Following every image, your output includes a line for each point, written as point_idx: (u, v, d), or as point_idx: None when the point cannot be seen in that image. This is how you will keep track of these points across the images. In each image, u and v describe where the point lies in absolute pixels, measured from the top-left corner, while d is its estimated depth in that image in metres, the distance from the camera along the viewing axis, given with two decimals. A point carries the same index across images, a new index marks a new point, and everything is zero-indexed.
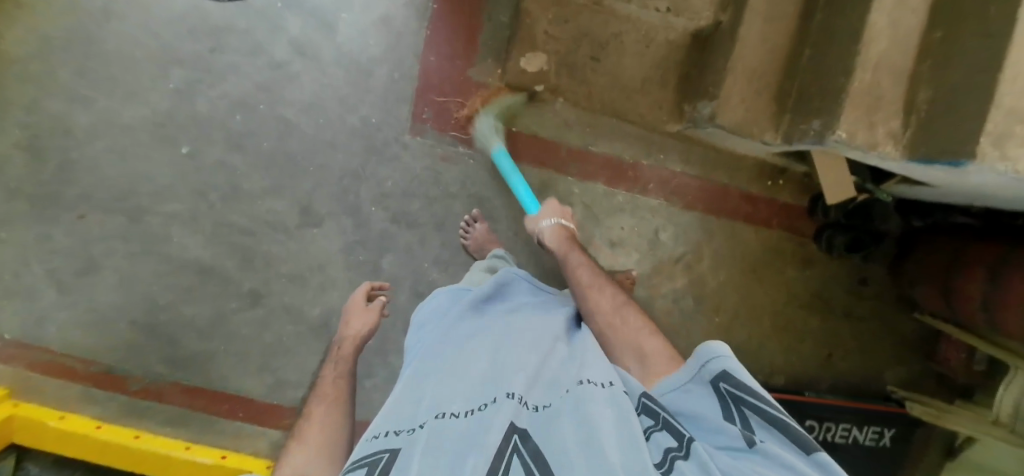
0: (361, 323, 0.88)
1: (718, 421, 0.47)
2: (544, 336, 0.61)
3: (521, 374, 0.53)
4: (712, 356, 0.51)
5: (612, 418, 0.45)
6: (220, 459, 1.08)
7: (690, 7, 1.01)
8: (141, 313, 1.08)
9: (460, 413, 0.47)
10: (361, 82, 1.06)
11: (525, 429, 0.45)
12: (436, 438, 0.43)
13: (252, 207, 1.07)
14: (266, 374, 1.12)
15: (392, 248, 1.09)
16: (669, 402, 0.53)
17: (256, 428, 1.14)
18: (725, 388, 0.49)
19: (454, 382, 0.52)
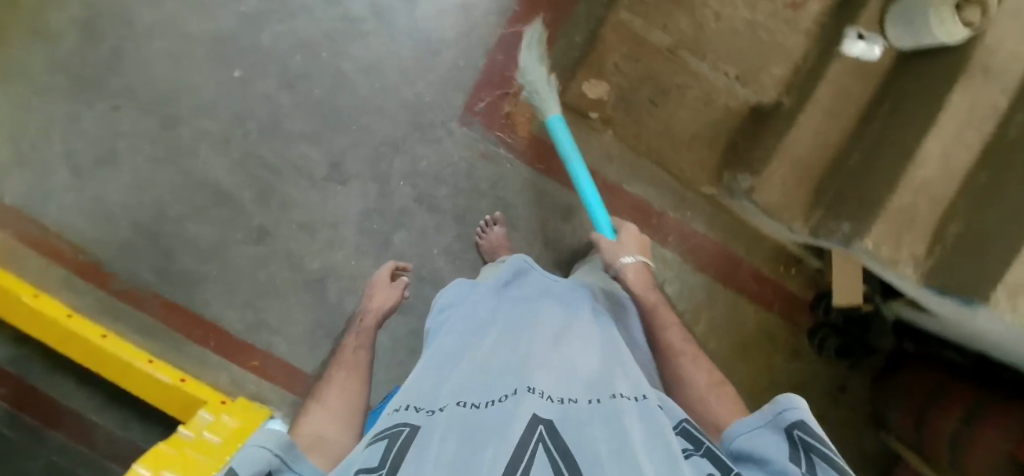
0: (383, 298, 0.94)
1: (782, 465, 0.42)
2: (573, 341, 0.62)
3: (547, 371, 0.53)
4: (787, 406, 0.46)
5: (644, 428, 0.43)
6: (178, 381, 1.06)
7: (759, 81, 1.03)
8: (146, 218, 1.08)
9: (481, 403, 0.48)
10: (425, 60, 1.06)
11: (551, 421, 0.43)
12: (454, 421, 0.44)
13: (285, 148, 1.07)
14: (248, 312, 1.12)
15: (407, 226, 1.09)
16: (737, 444, 0.48)
17: (224, 361, 1.13)
18: (800, 437, 0.44)
19: (479, 372, 0.55)
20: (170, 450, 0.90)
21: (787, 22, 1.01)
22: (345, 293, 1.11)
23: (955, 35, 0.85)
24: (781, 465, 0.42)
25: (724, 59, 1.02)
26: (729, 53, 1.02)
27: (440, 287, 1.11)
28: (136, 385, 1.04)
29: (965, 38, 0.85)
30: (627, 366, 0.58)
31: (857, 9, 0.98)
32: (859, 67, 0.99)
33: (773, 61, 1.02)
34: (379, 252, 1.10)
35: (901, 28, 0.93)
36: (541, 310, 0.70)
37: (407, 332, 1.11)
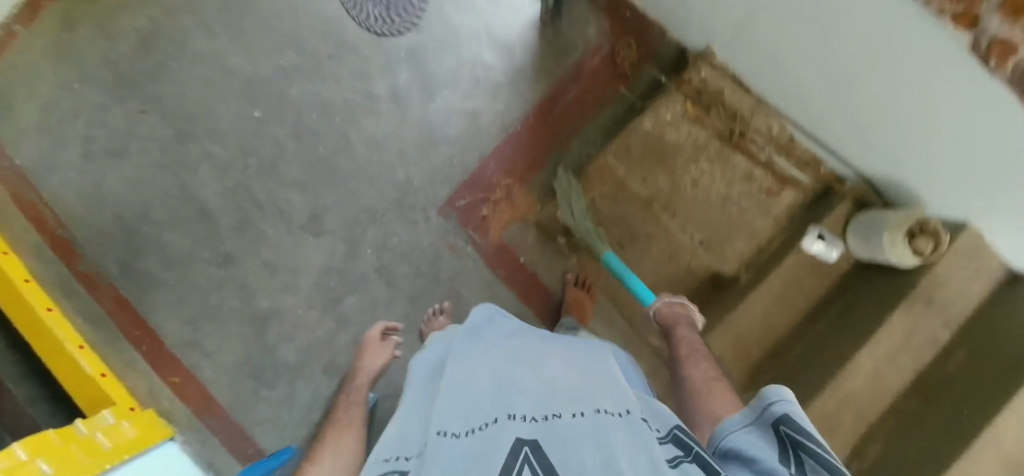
0: (372, 359, 0.97)
1: (771, 457, 0.46)
2: (552, 361, 0.59)
3: (528, 392, 0.51)
4: (777, 402, 0.50)
5: (631, 446, 0.42)
6: (100, 375, 1.05)
7: (722, 251, 1.08)
8: (130, 213, 1.13)
9: (459, 433, 0.45)
10: (426, 148, 1.15)
11: (535, 443, 0.42)
12: (434, 457, 0.42)
13: (276, 189, 1.14)
14: (189, 327, 1.13)
15: (361, 291, 1.13)
16: (730, 439, 0.51)
17: (149, 370, 1.13)
18: (785, 431, 0.48)
19: (453, 398, 0.52)
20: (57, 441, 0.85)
21: (759, 205, 1.08)
22: (282, 339, 1.13)
23: (907, 260, 0.90)
24: (771, 459, 0.45)
25: (692, 223, 1.09)
26: (700, 219, 1.09)
27: None
28: (58, 365, 1.04)
29: (917, 264, 0.91)
30: (610, 380, 0.56)
31: (822, 214, 1.03)
32: (816, 265, 1.03)
33: (738, 237, 1.08)
34: (327, 308, 1.13)
35: (858, 239, 0.98)
36: (517, 337, 0.67)
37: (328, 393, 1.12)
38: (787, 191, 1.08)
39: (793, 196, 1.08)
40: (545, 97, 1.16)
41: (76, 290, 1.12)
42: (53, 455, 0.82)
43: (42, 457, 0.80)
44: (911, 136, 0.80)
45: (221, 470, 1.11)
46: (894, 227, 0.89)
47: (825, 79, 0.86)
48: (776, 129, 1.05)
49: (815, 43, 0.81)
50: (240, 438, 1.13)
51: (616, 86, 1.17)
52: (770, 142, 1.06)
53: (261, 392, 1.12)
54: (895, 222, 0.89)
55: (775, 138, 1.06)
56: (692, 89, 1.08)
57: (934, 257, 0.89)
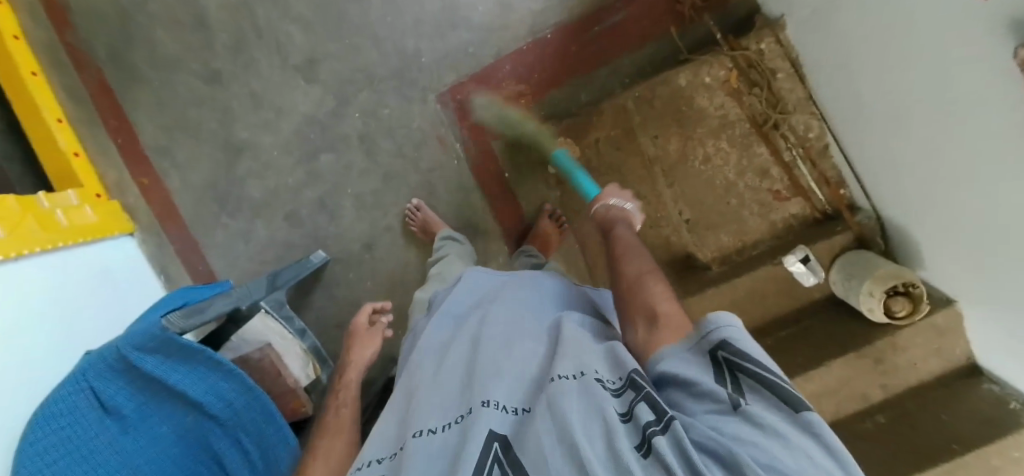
0: (363, 350, 0.98)
1: (705, 384, 0.44)
2: (525, 335, 0.64)
3: (499, 376, 0.56)
4: (715, 325, 0.47)
5: (582, 409, 0.45)
6: (70, 155, 1.09)
7: (704, 237, 1.03)
8: (129, 0, 1.09)
9: (437, 429, 0.52)
10: (443, 27, 1.05)
11: (506, 437, 0.47)
12: (415, 458, 0.48)
13: (279, 19, 1.06)
14: (165, 134, 1.13)
15: (338, 154, 1.10)
16: (662, 365, 0.49)
17: (119, 161, 1.14)
18: (723, 355, 0.45)
19: (433, 396, 0.58)
20: (14, 208, 0.88)
21: (761, 204, 1.00)
22: (252, 174, 1.12)
23: (876, 314, 0.87)
24: (707, 382, 0.44)
25: (686, 199, 1.02)
26: (695, 197, 1.02)
27: (334, 221, 1.13)
28: (34, 133, 1.07)
29: (879, 321, 0.88)
30: (571, 336, 0.59)
31: (820, 237, 0.96)
32: (790, 284, 0.98)
33: (726, 229, 1.02)
34: (302, 158, 1.11)
35: (841, 275, 0.93)
36: (496, 309, 0.72)
37: (284, 239, 1.14)
38: (796, 200, 1.00)
39: (800, 207, 1.00)
40: (587, 11, 1.03)
41: (66, 59, 1.11)
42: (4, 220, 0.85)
43: None
44: (935, 185, 0.76)
45: (172, 274, 1.17)
46: (881, 277, 0.85)
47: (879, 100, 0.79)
48: (813, 133, 0.97)
49: (883, 61, 0.74)
50: (192, 252, 1.17)
51: (668, 24, 1.02)
52: (799, 144, 0.98)
53: (221, 218, 1.14)
54: (885, 273, 0.84)
55: (806, 142, 0.98)
56: (744, 57, 0.96)
57: (903, 322, 0.86)
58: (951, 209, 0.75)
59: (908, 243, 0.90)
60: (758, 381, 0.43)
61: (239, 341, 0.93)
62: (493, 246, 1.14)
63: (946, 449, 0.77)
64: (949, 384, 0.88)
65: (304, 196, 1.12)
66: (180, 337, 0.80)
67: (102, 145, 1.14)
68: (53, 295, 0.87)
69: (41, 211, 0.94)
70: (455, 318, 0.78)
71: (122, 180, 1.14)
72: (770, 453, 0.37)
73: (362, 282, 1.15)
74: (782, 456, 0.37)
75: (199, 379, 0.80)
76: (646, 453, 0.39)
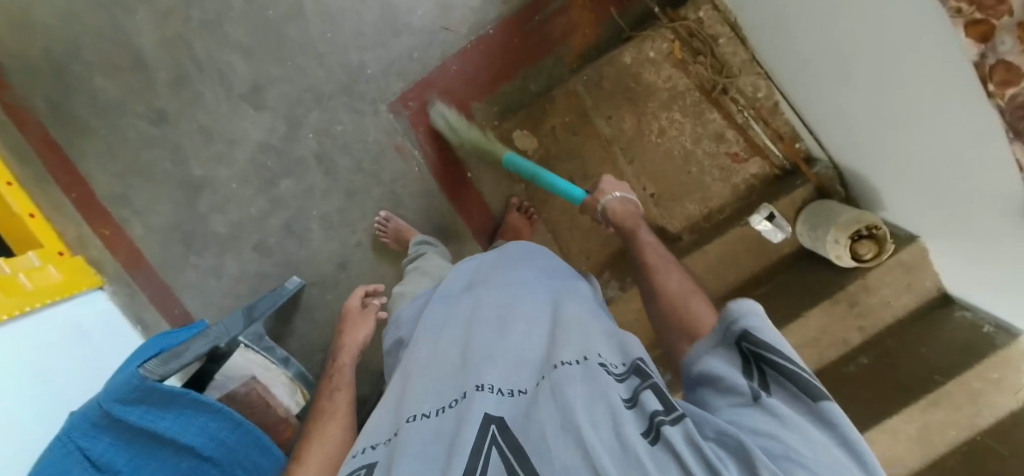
0: (358, 334, 0.98)
1: (730, 380, 0.47)
2: (519, 317, 0.65)
3: (495, 361, 0.57)
4: (740, 316, 0.50)
5: (584, 396, 0.47)
6: (26, 215, 1.07)
7: (671, 209, 1.03)
8: (61, 50, 1.06)
9: (431, 413, 0.53)
10: (384, 36, 1.04)
11: (502, 420, 0.48)
12: (410, 440, 0.49)
13: (217, 50, 1.05)
14: (120, 182, 1.11)
15: (298, 177, 1.10)
16: (698, 365, 0.52)
17: (77, 215, 1.12)
18: (748, 347, 0.48)
19: (427, 379, 0.59)
20: None
21: (722, 169, 1.01)
22: (214, 210, 1.11)
23: (844, 261, 0.88)
24: (733, 378, 0.47)
25: (649, 174, 1.02)
26: (656, 171, 1.02)
27: (305, 244, 1.12)
28: None
29: (847, 267, 0.90)
30: (571, 323, 0.62)
31: (781, 192, 0.98)
32: (760, 243, 1.00)
33: (691, 197, 1.02)
34: (263, 186, 1.10)
35: (806, 227, 0.94)
36: (488, 292, 0.73)
37: (256, 271, 1.13)
38: (754, 160, 1.01)
39: (759, 167, 1.01)
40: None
41: (6, 120, 1.09)
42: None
43: None
44: (885, 137, 0.79)
45: (149, 322, 1.16)
46: (843, 224, 0.87)
47: (820, 64, 0.82)
48: (761, 93, 0.99)
49: (820, 26, 0.77)
50: (166, 297, 1.15)
51: (608, 3, 1.02)
52: (749, 105, 1.00)
53: (189, 258, 1.13)
54: (847, 219, 0.86)
55: (756, 103, 1.00)
56: (685, 27, 0.96)
57: (871, 264, 0.88)
58: (897, 160, 0.79)
59: (865, 187, 0.92)
60: (781, 372, 0.45)
61: (223, 379, 0.92)
62: (467, 248, 1.14)
63: (929, 380, 0.80)
64: (923, 317, 0.91)
65: (270, 224, 1.11)
66: (161, 384, 0.81)
67: (56, 201, 1.11)
68: (29, 362, 0.85)
69: (8, 276, 0.93)
70: (448, 298, 0.78)
71: (82, 234, 1.12)
72: (782, 441, 0.39)
73: (341, 303, 1.14)
74: (800, 446, 0.39)
75: (185, 424, 0.80)
76: (654, 439, 0.41)
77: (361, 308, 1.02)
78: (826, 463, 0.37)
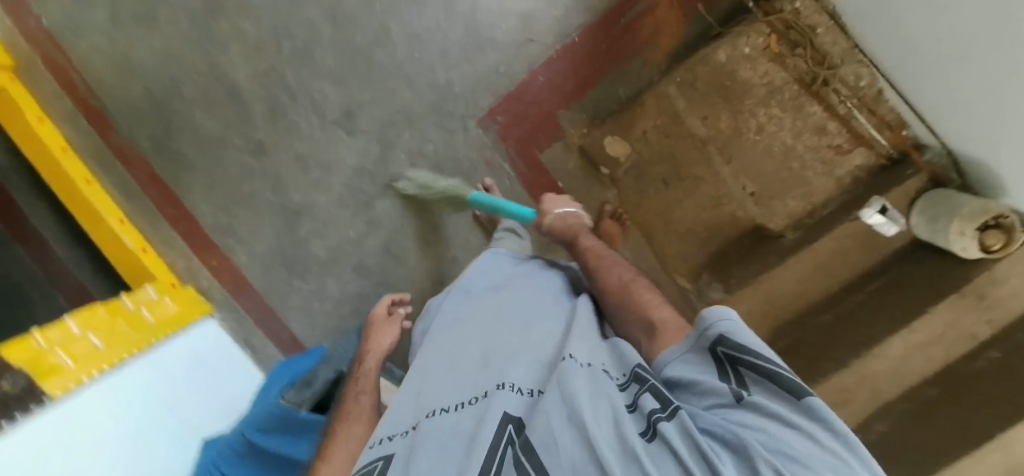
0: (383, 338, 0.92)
1: (707, 382, 0.48)
2: (536, 318, 0.67)
3: (511, 358, 0.59)
4: (712, 322, 0.51)
5: (590, 392, 0.49)
6: (139, 249, 1.13)
7: (771, 207, 1.02)
8: (161, 90, 1.10)
9: (450, 408, 0.56)
10: (469, 54, 1.04)
11: (520, 418, 0.50)
12: (426, 436, 0.52)
13: (309, 78, 1.07)
14: (223, 212, 1.15)
15: (393, 197, 1.12)
16: (671, 368, 0.53)
17: (185, 247, 1.17)
18: (723, 352, 0.49)
19: (446, 377, 0.62)
20: (103, 315, 0.93)
21: (824, 162, 0.99)
22: (313, 235, 1.14)
23: (970, 252, 0.85)
24: (708, 379, 0.48)
25: (747, 173, 1.01)
26: (755, 169, 1.01)
27: (401, 261, 1.16)
28: (101, 237, 1.11)
29: (974, 257, 0.86)
30: (581, 324, 0.64)
31: (890, 185, 0.95)
32: (869, 237, 0.97)
33: (793, 193, 1.01)
34: (359, 208, 1.13)
35: (923, 218, 0.92)
36: (507, 293, 0.75)
37: (356, 289, 1.17)
38: (858, 151, 0.99)
39: (864, 157, 0.99)
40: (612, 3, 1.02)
41: (115, 161, 1.15)
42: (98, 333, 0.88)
43: (93, 330, 0.88)
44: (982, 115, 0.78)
45: (258, 344, 1.21)
46: (968, 214, 0.83)
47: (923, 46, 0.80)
48: (864, 81, 0.96)
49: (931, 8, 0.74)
50: (273, 320, 1.20)
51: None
52: (851, 95, 0.96)
53: (291, 281, 1.17)
54: (972, 209, 0.83)
55: (859, 92, 0.96)
56: (781, 20, 0.94)
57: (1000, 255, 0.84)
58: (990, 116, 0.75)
59: (983, 174, 0.87)
60: (759, 375, 0.46)
61: None
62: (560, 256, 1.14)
63: None
64: None
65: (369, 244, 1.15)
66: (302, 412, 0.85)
67: (166, 235, 1.17)
68: (166, 397, 0.91)
69: (130, 314, 0.98)
70: (467, 296, 0.80)
71: (192, 264, 1.18)
72: (774, 437, 0.41)
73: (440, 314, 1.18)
74: (788, 437, 0.41)
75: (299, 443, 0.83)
76: (651, 437, 0.44)
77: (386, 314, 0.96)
78: (819, 458, 0.39)
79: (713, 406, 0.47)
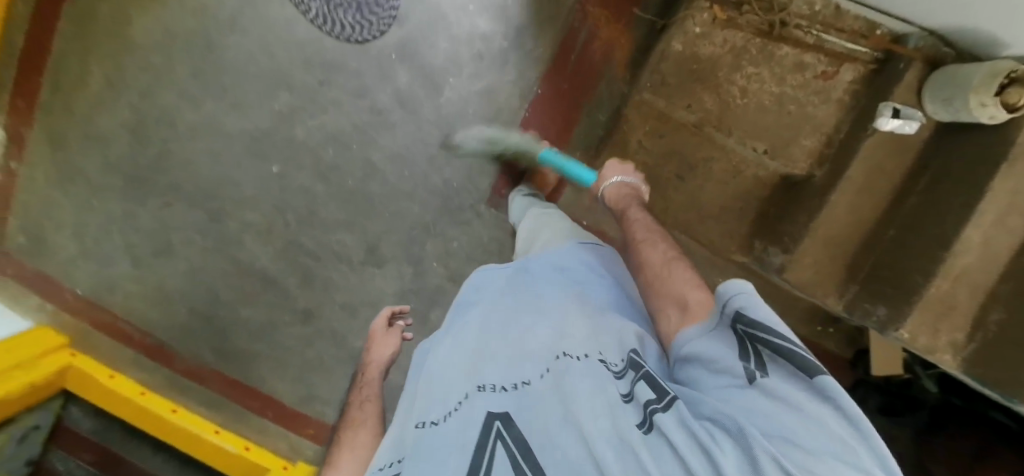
0: (380, 353, 0.91)
1: (718, 364, 0.46)
2: (523, 314, 0.65)
3: (503, 362, 0.58)
4: (738, 297, 0.48)
5: (585, 386, 0.47)
6: (242, 449, 1.12)
7: (789, 155, 1.03)
8: (202, 304, 1.17)
9: (441, 419, 0.54)
10: (451, 148, 1.09)
11: (506, 414, 0.50)
12: (423, 451, 0.51)
13: (323, 235, 1.13)
14: (301, 384, 1.20)
15: (441, 303, 1.15)
16: (695, 342, 0.51)
17: (283, 431, 1.22)
18: (743, 329, 0.46)
19: (440, 391, 0.60)
20: None
21: (818, 93, 0.99)
22: None
23: (998, 117, 0.82)
24: (728, 357, 0.45)
25: (751, 134, 1.02)
26: (756, 128, 1.02)
27: None
28: (204, 454, 1.12)
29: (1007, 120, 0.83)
30: (572, 312, 0.61)
31: (891, 85, 0.94)
32: (895, 141, 0.96)
33: (803, 133, 1.02)
34: (417, 327, 1.16)
35: (938, 103, 0.90)
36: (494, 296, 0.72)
37: None
38: (844, 68, 0.98)
39: (852, 71, 0.98)
40: (556, 45, 1.07)
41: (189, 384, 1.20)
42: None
43: None
44: None
45: None
46: (980, 85, 0.82)
47: None
48: (818, 5, 0.96)
49: None
50: None
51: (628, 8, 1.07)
52: (812, 22, 0.97)
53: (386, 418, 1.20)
54: (981, 78, 0.81)
55: (817, 16, 0.97)
56: None
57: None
58: None
59: (970, 39, 0.87)
60: (775, 353, 0.43)
61: None
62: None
63: None
64: None
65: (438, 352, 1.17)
66: None
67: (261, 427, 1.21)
68: None
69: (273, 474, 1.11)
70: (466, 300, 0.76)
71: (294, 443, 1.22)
72: (776, 422, 0.37)
73: None
74: (794, 421, 0.37)
75: None
76: (648, 427, 0.42)
77: (387, 327, 0.94)
78: (824, 438, 0.35)
79: (723, 389, 0.44)
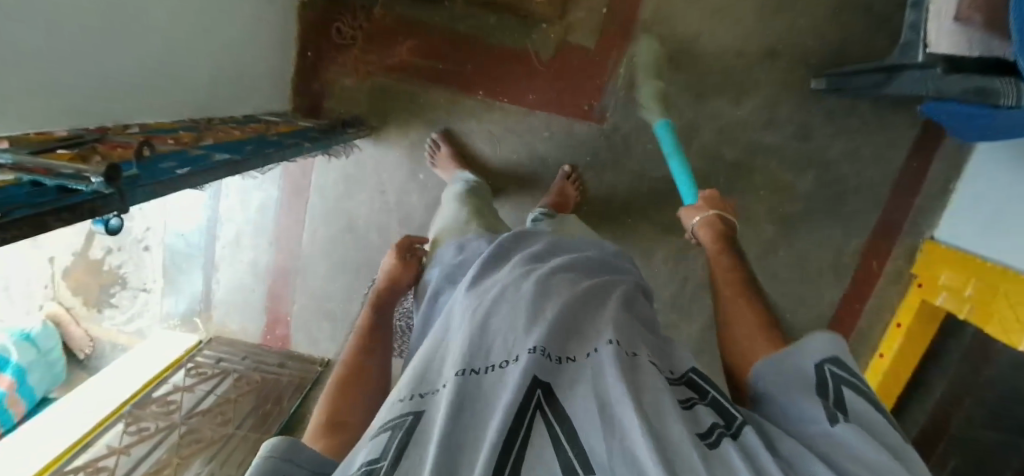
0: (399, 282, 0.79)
1: (800, 398, 0.42)
2: (549, 281, 0.54)
3: (552, 320, 0.47)
4: (831, 348, 0.45)
5: (657, 384, 0.41)
6: (904, 327, 1.09)
7: None
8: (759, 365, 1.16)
9: (480, 368, 0.42)
10: (549, 167, 1.10)
11: (543, 378, 0.40)
12: (464, 399, 0.39)
13: (662, 271, 1.14)
14: (822, 279, 1.14)
15: (711, 145, 1.09)
16: (763, 379, 0.47)
17: (882, 290, 1.13)
18: (832, 372, 0.43)
19: (467, 329, 0.47)
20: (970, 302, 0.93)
21: None
22: (793, 191, 1.10)
23: None
24: (796, 399, 0.42)
25: None
26: None
27: (777, 96, 1.06)
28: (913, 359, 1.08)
29: None
30: (609, 303, 0.53)
31: None
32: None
33: None
34: (742, 169, 1.10)
35: None
36: (514, 264, 0.60)
37: (832, 117, 1.07)
38: None
39: None
40: (430, 81, 1.07)
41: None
42: (984, 288, 0.90)
43: (977, 283, 0.92)
44: None
45: (950, 176, 1.06)
46: None
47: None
48: None
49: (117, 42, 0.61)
50: (911, 174, 1.08)
51: (381, 16, 1.05)
52: None
53: (856, 179, 1.09)
54: None
55: None
56: None
57: None
58: None
59: None
60: (862, 403, 0.41)
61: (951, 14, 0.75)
62: None
63: None
64: None
65: (777, 125, 1.07)
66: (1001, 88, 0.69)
67: (888, 294, 1.13)
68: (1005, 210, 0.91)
69: (929, 286, 1.05)
70: (488, 259, 0.64)
71: (899, 269, 1.12)
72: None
73: (805, 20, 1.03)
74: (880, 459, 0.35)
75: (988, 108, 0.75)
76: (716, 443, 0.36)
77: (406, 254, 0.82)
78: None
79: (801, 426, 0.40)
